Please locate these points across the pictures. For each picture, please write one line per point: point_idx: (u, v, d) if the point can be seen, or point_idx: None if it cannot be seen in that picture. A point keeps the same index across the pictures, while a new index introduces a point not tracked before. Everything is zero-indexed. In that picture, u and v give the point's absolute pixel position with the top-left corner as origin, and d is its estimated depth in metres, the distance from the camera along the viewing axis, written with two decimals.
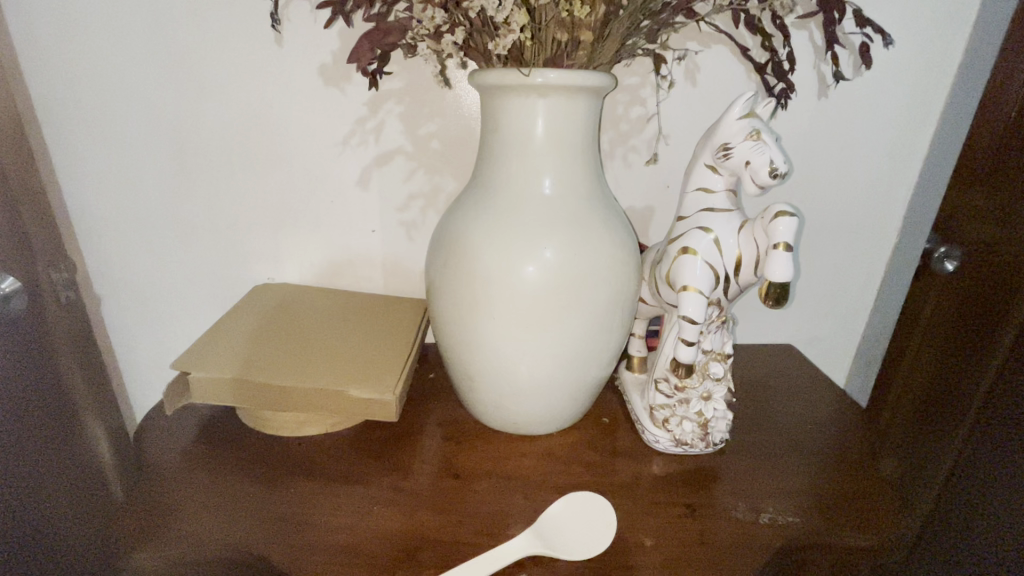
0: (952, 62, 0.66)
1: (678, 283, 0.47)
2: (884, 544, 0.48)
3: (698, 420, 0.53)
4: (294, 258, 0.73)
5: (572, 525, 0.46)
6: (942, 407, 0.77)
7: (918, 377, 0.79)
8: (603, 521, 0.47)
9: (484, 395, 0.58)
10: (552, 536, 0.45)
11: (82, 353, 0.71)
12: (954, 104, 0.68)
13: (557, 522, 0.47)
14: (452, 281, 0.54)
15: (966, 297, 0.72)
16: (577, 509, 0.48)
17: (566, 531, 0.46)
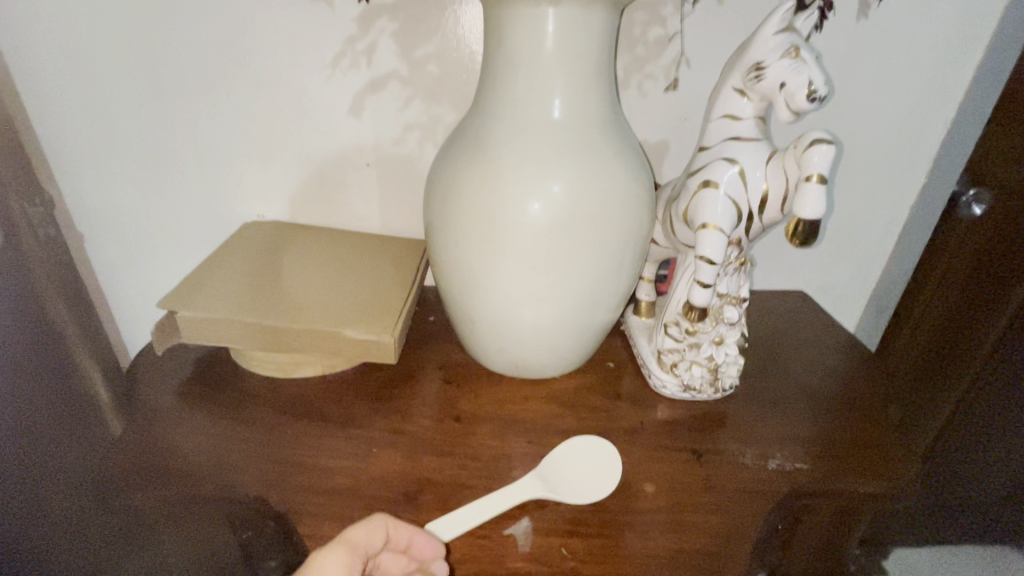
0: None
1: (697, 221, 0.43)
2: (895, 488, 0.47)
3: (708, 365, 0.51)
4: (285, 194, 0.69)
5: (577, 469, 0.46)
6: (952, 355, 0.77)
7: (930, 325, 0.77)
8: (608, 466, 0.46)
9: (486, 337, 0.55)
10: (557, 481, 0.44)
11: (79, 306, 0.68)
12: (1005, 30, 0.62)
13: (561, 466, 0.46)
14: (452, 217, 0.50)
15: (986, 246, 0.70)
16: (581, 453, 0.47)
17: (571, 475, 0.45)
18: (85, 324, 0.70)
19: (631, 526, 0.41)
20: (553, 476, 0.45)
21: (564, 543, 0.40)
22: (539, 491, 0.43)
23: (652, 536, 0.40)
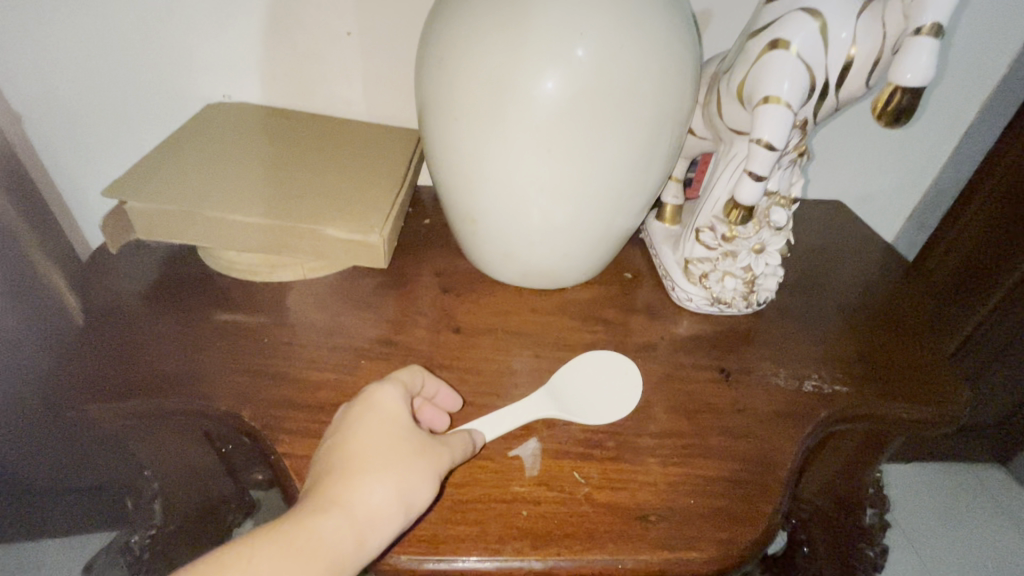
0: None
1: (757, 94, 0.34)
2: (944, 414, 0.42)
3: (743, 277, 0.45)
4: (254, 71, 0.59)
5: (597, 369, 0.42)
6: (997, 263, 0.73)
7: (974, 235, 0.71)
8: (628, 369, 0.43)
9: (489, 241, 0.48)
10: (567, 399, 0.40)
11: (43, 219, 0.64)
12: None
13: (575, 376, 0.42)
14: (450, 90, 0.41)
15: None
16: (601, 361, 0.43)
17: (585, 387, 0.41)
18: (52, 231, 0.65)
19: (650, 448, 0.37)
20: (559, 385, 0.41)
21: (576, 466, 0.35)
22: (551, 411, 0.38)
23: (673, 461, 0.36)
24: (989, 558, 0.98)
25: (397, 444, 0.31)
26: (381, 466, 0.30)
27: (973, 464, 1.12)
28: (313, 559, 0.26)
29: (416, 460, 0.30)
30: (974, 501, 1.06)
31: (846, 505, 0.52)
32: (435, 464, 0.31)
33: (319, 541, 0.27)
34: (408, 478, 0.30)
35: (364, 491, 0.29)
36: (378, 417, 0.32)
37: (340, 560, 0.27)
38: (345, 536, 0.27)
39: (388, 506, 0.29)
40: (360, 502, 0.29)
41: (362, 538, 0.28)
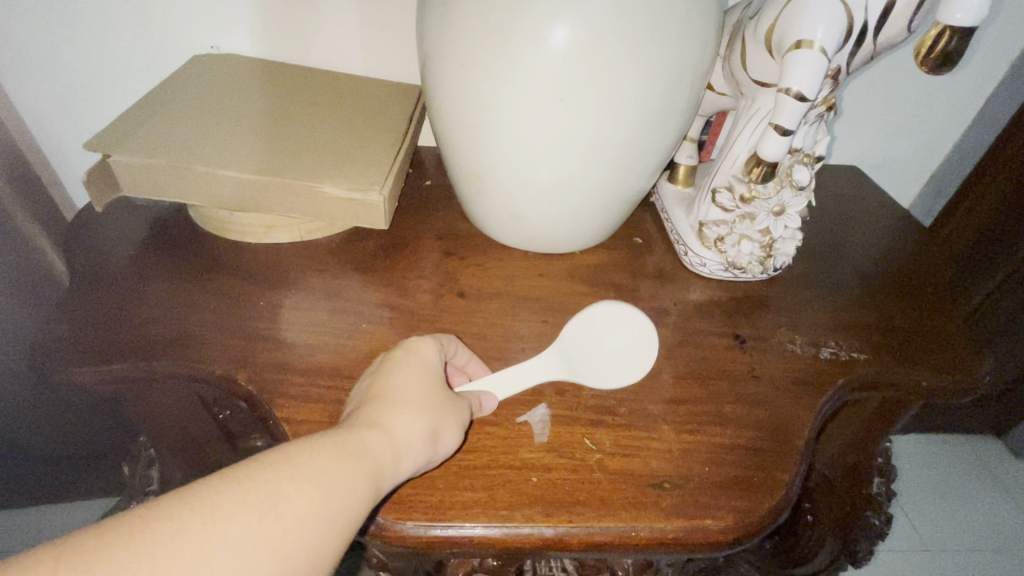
0: None
1: (790, 38, 0.32)
2: (964, 382, 0.41)
3: (761, 240, 0.43)
4: (242, 19, 0.55)
5: (616, 330, 0.41)
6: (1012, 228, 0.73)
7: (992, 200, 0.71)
8: (647, 336, 0.40)
9: (494, 203, 0.46)
10: (578, 359, 0.39)
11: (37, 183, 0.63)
12: None
13: (590, 334, 0.40)
14: (456, 34, 0.38)
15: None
16: (620, 317, 0.42)
17: (598, 351, 0.39)
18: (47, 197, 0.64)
19: (661, 415, 0.36)
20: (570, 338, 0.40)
21: (587, 433, 0.34)
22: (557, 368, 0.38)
23: (687, 428, 0.35)
24: (983, 527, 0.99)
25: (434, 385, 0.31)
26: (420, 401, 0.30)
27: (971, 436, 1.13)
28: (363, 465, 0.26)
29: (450, 400, 0.31)
30: (971, 471, 1.07)
31: (852, 474, 0.52)
32: (465, 410, 0.32)
33: (368, 451, 0.27)
34: (443, 413, 0.30)
35: (403, 418, 0.29)
36: (416, 361, 0.32)
37: (385, 474, 0.27)
38: (389, 452, 0.27)
39: (427, 435, 0.29)
40: (398, 427, 0.28)
41: (404, 458, 0.28)
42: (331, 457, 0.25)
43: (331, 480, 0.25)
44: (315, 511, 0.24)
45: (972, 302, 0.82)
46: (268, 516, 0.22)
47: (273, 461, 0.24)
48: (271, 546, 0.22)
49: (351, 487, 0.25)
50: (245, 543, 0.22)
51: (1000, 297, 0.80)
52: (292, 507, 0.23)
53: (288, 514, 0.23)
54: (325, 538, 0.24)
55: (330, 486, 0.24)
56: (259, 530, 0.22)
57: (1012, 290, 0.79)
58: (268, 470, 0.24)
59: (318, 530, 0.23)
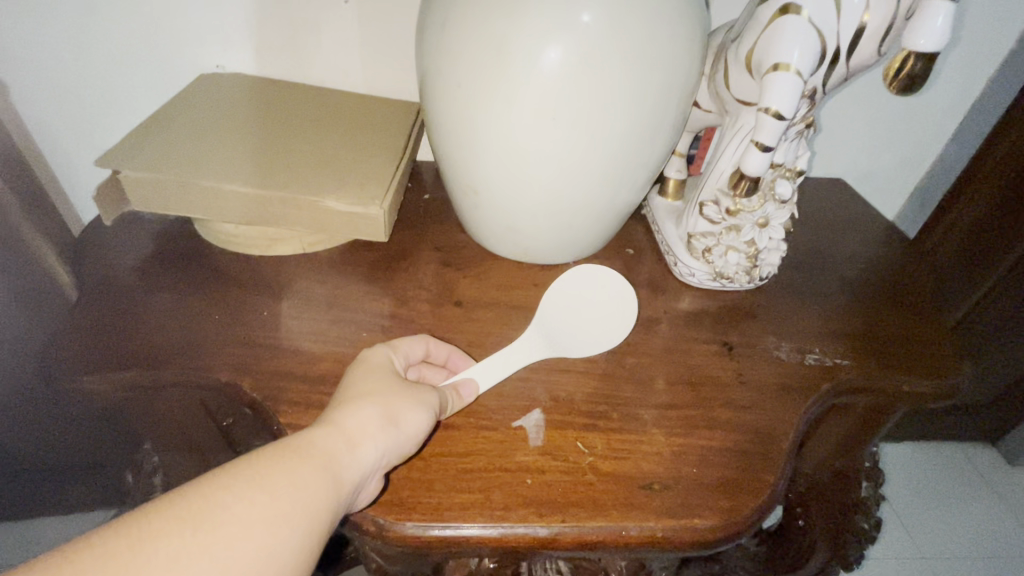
0: None
1: (768, 61, 0.34)
2: (946, 387, 0.43)
3: (747, 251, 0.45)
4: (247, 41, 0.57)
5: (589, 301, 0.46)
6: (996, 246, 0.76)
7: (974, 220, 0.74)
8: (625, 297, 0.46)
9: (490, 216, 0.48)
10: (559, 340, 0.42)
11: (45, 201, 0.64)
12: None
13: (567, 311, 0.45)
14: (448, 56, 0.40)
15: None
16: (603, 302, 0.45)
17: (576, 326, 0.44)
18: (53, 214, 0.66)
19: (652, 419, 0.37)
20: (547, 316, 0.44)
21: (581, 437, 0.35)
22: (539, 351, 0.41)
23: (676, 431, 0.36)
24: (978, 534, 1.00)
25: (386, 381, 0.33)
26: (371, 395, 0.32)
27: (962, 444, 1.14)
28: (309, 463, 0.27)
29: (402, 391, 0.33)
30: (963, 479, 1.09)
31: (841, 478, 0.53)
32: (425, 397, 0.33)
33: (313, 451, 0.28)
34: (396, 403, 0.32)
35: (355, 414, 0.30)
36: (366, 364, 0.34)
37: (337, 467, 0.28)
38: (338, 448, 0.29)
39: (380, 425, 0.30)
40: (349, 423, 0.30)
41: (356, 449, 0.29)
42: (274, 463, 0.27)
43: (274, 482, 0.26)
44: (260, 512, 0.25)
45: (955, 315, 0.84)
46: (205, 525, 0.23)
47: (212, 475, 0.25)
48: (213, 553, 0.23)
49: (298, 485, 0.26)
50: (181, 553, 0.22)
51: (981, 308, 0.82)
52: (232, 513, 0.24)
53: (229, 520, 0.24)
54: (274, 538, 0.25)
55: (275, 488, 0.26)
56: (197, 541, 0.23)
57: (997, 302, 0.81)
58: (208, 483, 0.25)
59: (266, 529, 0.24)
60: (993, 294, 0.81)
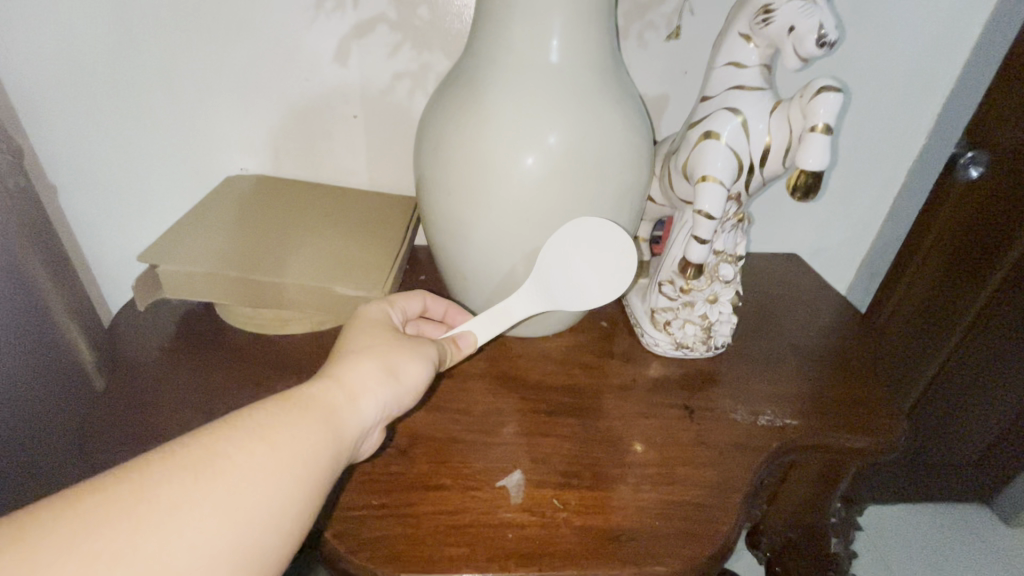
0: None
1: (698, 172, 0.42)
2: (885, 442, 0.48)
3: (702, 323, 0.52)
4: (269, 146, 0.66)
5: (591, 259, 0.50)
6: (944, 317, 0.85)
7: (918, 296, 0.83)
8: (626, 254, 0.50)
9: (479, 297, 0.55)
10: (559, 298, 0.51)
11: (74, 294, 0.71)
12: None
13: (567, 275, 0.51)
14: (442, 167, 0.48)
15: (978, 200, 0.75)
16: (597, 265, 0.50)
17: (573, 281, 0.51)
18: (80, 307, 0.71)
19: (622, 478, 0.41)
20: (548, 274, 0.50)
21: (556, 495, 0.40)
22: (539, 306, 0.51)
23: (643, 488, 0.41)
24: None
25: (379, 339, 0.38)
26: (366, 352, 0.37)
27: (958, 504, 1.15)
28: (308, 412, 0.31)
29: (395, 348, 0.38)
30: (962, 541, 1.09)
31: (812, 532, 0.57)
32: (416, 353, 0.39)
33: (311, 406, 0.32)
34: (390, 361, 0.37)
35: (351, 370, 0.35)
36: (362, 323, 0.40)
37: (336, 416, 0.32)
38: (337, 403, 0.33)
39: (381, 375, 0.36)
40: (347, 377, 0.34)
41: (352, 404, 0.33)
42: (274, 418, 0.30)
43: (273, 434, 0.29)
44: (261, 460, 0.28)
45: (932, 370, 0.90)
46: (207, 473, 0.26)
47: (213, 429, 0.28)
48: (215, 497, 0.26)
49: (297, 436, 0.30)
50: (183, 499, 0.25)
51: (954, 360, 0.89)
52: (234, 461, 0.27)
53: (230, 468, 0.27)
54: (274, 483, 0.28)
55: (273, 439, 0.29)
56: (200, 486, 0.26)
57: (956, 366, 0.90)
58: (209, 435, 0.28)
59: (266, 477, 0.27)
60: (950, 360, 0.89)
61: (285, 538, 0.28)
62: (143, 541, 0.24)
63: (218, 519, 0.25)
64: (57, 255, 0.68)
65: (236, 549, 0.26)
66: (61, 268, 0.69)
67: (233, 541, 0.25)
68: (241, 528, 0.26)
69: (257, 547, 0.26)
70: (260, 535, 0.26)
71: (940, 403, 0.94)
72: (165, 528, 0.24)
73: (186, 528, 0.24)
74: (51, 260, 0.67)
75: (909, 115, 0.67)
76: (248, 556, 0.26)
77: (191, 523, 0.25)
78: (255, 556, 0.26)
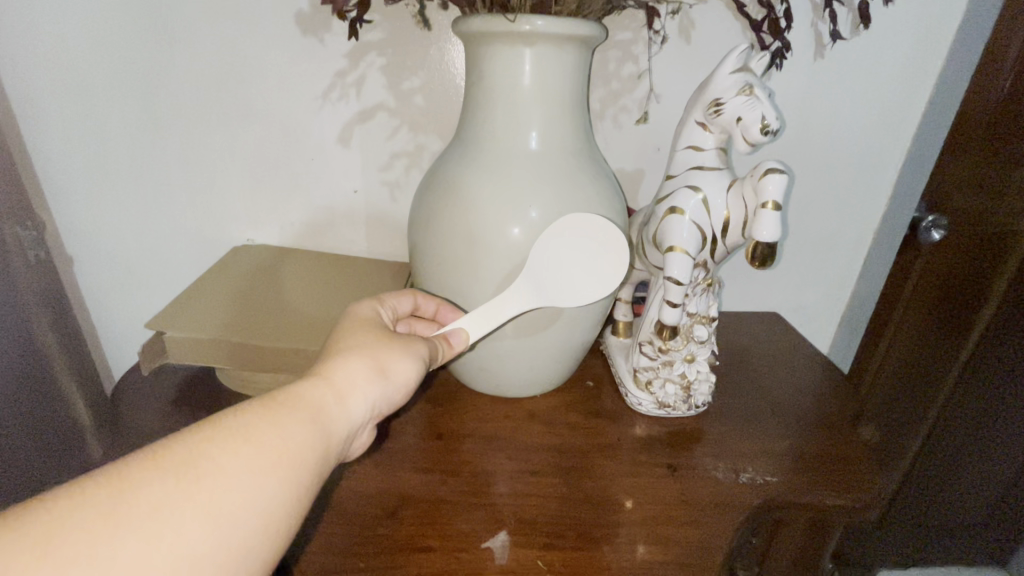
0: (945, 37, 0.66)
1: (667, 242, 0.46)
2: (866, 499, 0.48)
3: (681, 382, 0.54)
4: (274, 218, 0.71)
5: (583, 257, 0.50)
6: (923, 380, 0.83)
7: (897, 355, 0.83)
8: (619, 249, 0.50)
9: (468, 361, 0.57)
10: (551, 296, 0.50)
11: (79, 363, 0.73)
12: (945, 79, 0.68)
13: (561, 272, 0.50)
14: (434, 240, 0.51)
15: (954, 263, 0.75)
16: (591, 263, 0.50)
17: (567, 280, 0.50)
18: (85, 374, 0.74)
19: (605, 538, 0.42)
20: (540, 273, 0.49)
21: (540, 555, 0.41)
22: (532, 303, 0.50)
23: (624, 549, 0.41)
24: None
25: (368, 338, 0.39)
26: (355, 353, 0.37)
27: (970, 568, 1.12)
28: (296, 411, 0.31)
29: (385, 347, 0.39)
30: None
31: None
32: (406, 352, 0.40)
33: (299, 405, 0.32)
34: (381, 360, 0.38)
35: (340, 369, 0.35)
36: (351, 326, 0.41)
37: (325, 415, 0.32)
38: (326, 402, 0.33)
39: (371, 374, 0.36)
40: (336, 375, 0.35)
41: (341, 404, 0.34)
42: (259, 419, 0.30)
43: (259, 435, 0.29)
44: (246, 461, 0.27)
45: (922, 434, 0.86)
46: (190, 476, 0.26)
47: (196, 429, 0.28)
48: (198, 501, 0.25)
49: (284, 435, 0.29)
50: (164, 502, 0.25)
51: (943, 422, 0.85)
52: (218, 462, 0.27)
53: (214, 470, 0.26)
54: (259, 484, 0.27)
55: (258, 440, 0.29)
56: (182, 489, 0.25)
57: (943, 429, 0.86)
58: (191, 437, 0.27)
59: (251, 478, 0.27)
60: (938, 423, 0.85)
61: (271, 541, 0.27)
62: (122, 547, 0.23)
63: (201, 522, 0.25)
64: (68, 325, 0.71)
65: (221, 552, 0.25)
66: (71, 337, 0.72)
67: (217, 545, 0.25)
68: (225, 532, 0.25)
69: (243, 548, 0.26)
70: (245, 538, 0.26)
71: (933, 466, 0.91)
72: (144, 531, 0.24)
73: (168, 532, 0.24)
74: (63, 329, 0.70)
75: (862, 186, 0.74)
76: (233, 560, 0.26)
77: (173, 527, 0.24)
78: (241, 560, 0.26)
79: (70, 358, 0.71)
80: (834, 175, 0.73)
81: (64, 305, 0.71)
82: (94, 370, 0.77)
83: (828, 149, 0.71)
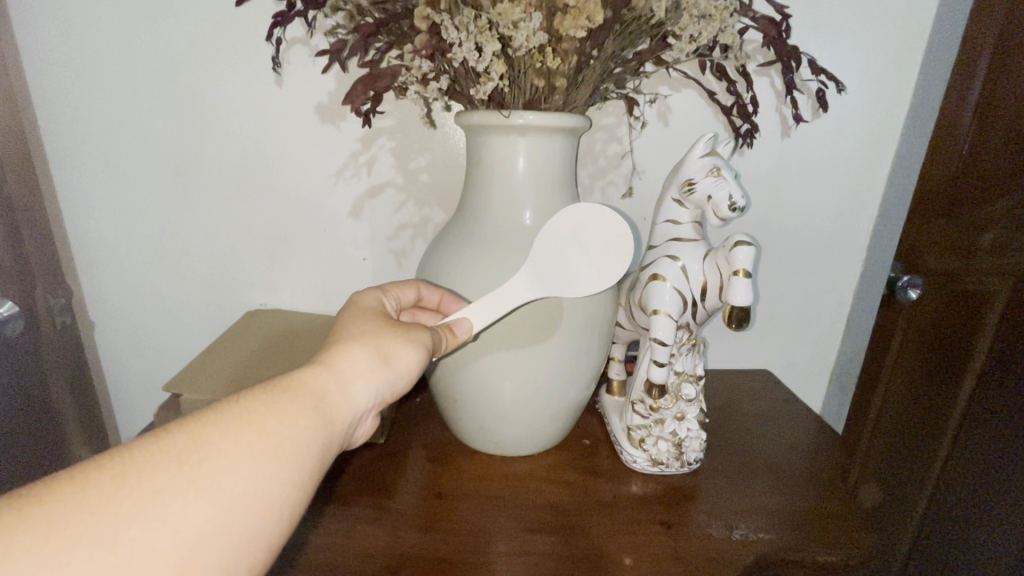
0: (898, 118, 0.73)
1: (651, 305, 0.50)
2: (860, 558, 0.49)
3: (672, 439, 0.57)
4: (286, 285, 0.76)
5: (582, 245, 0.52)
6: (919, 441, 0.85)
7: (891, 413, 0.85)
8: (623, 235, 0.51)
9: (467, 420, 0.60)
10: (553, 283, 0.52)
11: (89, 422, 0.78)
12: (902, 156, 0.75)
13: (561, 259, 0.52)
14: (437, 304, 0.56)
15: (934, 318, 0.78)
16: (590, 249, 0.52)
17: (568, 267, 0.52)
18: (93, 432, 0.79)
19: None
20: (542, 262, 0.52)
21: None
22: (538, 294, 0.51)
23: None
24: None
25: (369, 330, 0.42)
26: (355, 343, 0.40)
27: None
28: (298, 397, 0.34)
29: (386, 337, 0.41)
30: None
31: None
32: (407, 340, 0.42)
33: (302, 392, 0.34)
34: (382, 349, 0.40)
35: (342, 359, 0.38)
36: (354, 318, 0.44)
37: (327, 401, 0.35)
38: (329, 391, 0.36)
39: (373, 363, 0.39)
40: (339, 365, 0.38)
41: (343, 392, 0.36)
42: (260, 407, 0.32)
43: (261, 421, 0.31)
44: (248, 446, 0.30)
45: (923, 496, 0.87)
46: (194, 460, 0.28)
47: (202, 418, 0.30)
48: (201, 484, 0.27)
49: (287, 421, 0.32)
50: (167, 485, 0.27)
51: (949, 477, 0.84)
52: (221, 447, 0.29)
53: (216, 455, 0.29)
54: (260, 468, 0.29)
55: (261, 426, 0.31)
56: (186, 472, 0.27)
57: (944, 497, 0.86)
58: (196, 424, 0.30)
59: (252, 463, 0.29)
60: (939, 486, 0.86)
61: (272, 525, 0.29)
62: (124, 529, 0.25)
63: (203, 504, 0.27)
64: (84, 384, 0.77)
65: (224, 533, 0.27)
66: (87, 395, 0.78)
67: (218, 526, 0.27)
68: (227, 513, 0.27)
69: (245, 529, 0.28)
70: (249, 519, 0.28)
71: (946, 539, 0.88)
72: (146, 512, 0.26)
73: (171, 514, 0.26)
74: (79, 388, 0.76)
75: (837, 249, 0.79)
76: (235, 542, 0.27)
77: (177, 509, 0.26)
78: (243, 542, 0.28)
79: (80, 417, 0.76)
80: (810, 238, 0.79)
81: (83, 366, 0.77)
82: (102, 429, 0.81)
83: (803, 214, 0.77)
